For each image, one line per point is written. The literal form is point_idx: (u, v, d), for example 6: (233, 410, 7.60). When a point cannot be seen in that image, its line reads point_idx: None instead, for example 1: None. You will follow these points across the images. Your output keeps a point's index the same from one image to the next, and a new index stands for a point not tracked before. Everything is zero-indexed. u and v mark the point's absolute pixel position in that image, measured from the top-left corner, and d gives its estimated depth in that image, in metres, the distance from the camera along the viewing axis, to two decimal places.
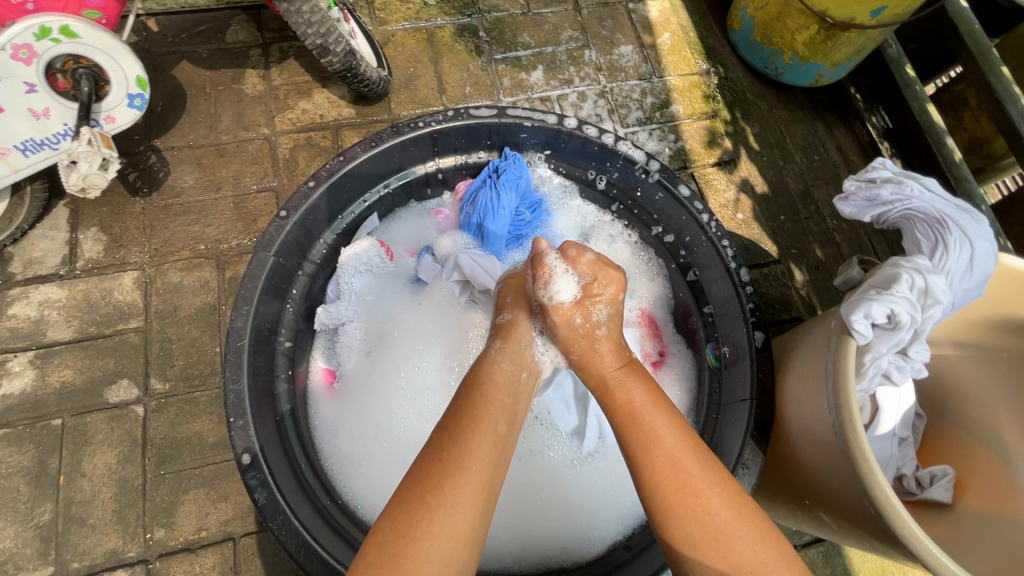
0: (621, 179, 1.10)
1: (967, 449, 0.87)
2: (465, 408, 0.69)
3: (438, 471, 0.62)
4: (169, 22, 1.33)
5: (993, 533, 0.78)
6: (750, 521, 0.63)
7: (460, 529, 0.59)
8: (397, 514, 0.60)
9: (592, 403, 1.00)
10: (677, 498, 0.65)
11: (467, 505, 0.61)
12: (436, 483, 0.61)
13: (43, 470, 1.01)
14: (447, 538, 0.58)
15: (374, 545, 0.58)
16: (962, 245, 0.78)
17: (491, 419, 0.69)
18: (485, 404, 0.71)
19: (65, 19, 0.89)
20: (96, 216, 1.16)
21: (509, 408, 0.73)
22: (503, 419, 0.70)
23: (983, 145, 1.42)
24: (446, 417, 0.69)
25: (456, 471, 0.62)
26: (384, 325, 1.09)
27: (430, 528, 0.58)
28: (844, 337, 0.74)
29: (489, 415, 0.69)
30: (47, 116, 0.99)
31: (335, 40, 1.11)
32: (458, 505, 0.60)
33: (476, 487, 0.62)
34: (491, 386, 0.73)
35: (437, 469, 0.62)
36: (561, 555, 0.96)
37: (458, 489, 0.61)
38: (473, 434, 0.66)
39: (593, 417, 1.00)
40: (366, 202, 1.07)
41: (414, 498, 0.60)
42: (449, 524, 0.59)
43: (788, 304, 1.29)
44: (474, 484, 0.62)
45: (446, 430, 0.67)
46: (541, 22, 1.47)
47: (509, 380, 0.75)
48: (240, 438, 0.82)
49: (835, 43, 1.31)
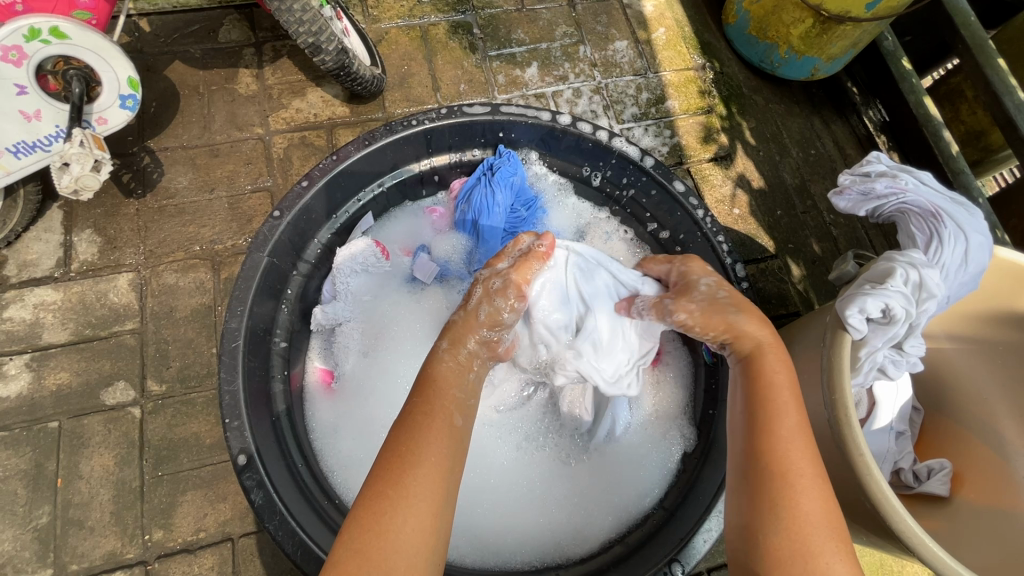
0: (615, 176, 1.10)
1: (965, 442, 0.87)
2: (421, 404, 0.68)
3: (398, 463, 0.61)
4: (161, 22, 1.32)
5: (992, 527, 0.78)
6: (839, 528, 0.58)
7: (422, 520, 0.58)
8: (363, 504, 0.58)
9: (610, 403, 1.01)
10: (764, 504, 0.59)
11: (428, 497, 0.59)
12: (399, 477, 0.59)
13: (40, 474, 1.01)
14: (411, 530, 0.57)
15: (341, 541, 0.57)
16: (957, 239, 0.78)
17: (448, 411, 0.68)
18: (437, 399, 0.69)
19: (53, 19, 0.89)
20: (91, 218, 1.16)
21: (464, 402, 0.71)
22: (459, 412, 0.69)
23: (980, 138, 1.42)
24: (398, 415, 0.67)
25: (413, 462, 0.61)
26: (381, 324, 1.09)
27: (393, 522, 0.57)
28: (839, 331, 0.74)
29: (442, 406, 0.68)
30: (38, 118, 0.98)
31: (327, 38, 1.10)
32: (421, 496, 0.59)
33: (433, 478, 0.61)
34: (443, 383, 0.72)
35: (396, 460, 0.61)
36: (555, 552, 0.96)
37: (415, 479, 0.60)
38: (429, 430, 0.64)
39: (608, 418, 1.02)
40: (360, 201, 1.06)
41: (376, 491, 0.59)
42: (406, 517, 0.57)
43: (785, 299, 1.29)
44: (430, 475, 0.61)
45: (400, 424, 0.65)
46: (536, 18, 1.47)
47: (458, 375, 0.74)
48: (235, 439, 0.82)
49: (830, 36, 1.31)
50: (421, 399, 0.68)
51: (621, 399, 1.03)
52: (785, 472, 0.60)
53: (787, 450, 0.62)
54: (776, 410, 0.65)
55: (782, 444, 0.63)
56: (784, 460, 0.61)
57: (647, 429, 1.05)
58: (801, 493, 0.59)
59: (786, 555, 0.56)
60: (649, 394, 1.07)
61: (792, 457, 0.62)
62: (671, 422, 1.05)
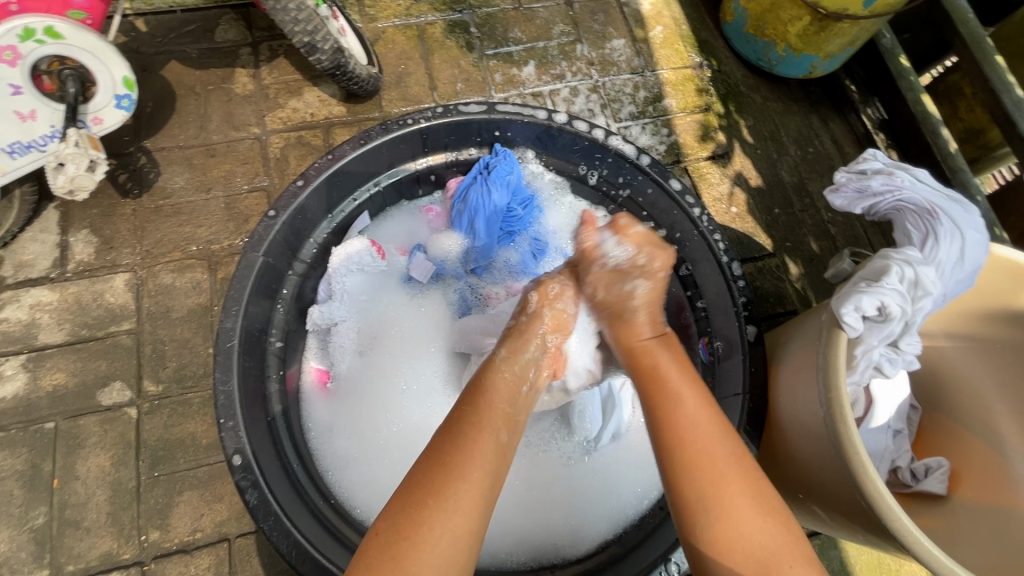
0: (611, 174, 1.10)
1: (962, 440, 0.87)
2: (470, 417, 0.68)
3: (440, 473, 0.61)
4: (157, 22, 1.32)
5: (989, 525, 0.77)
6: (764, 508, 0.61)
7: (457, 533, 0.58)
8: (400, 511, 0.59)
9: (616, 406, 1.01)
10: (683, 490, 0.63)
11: (466, 509, 0.59)
12: (440, 488, 0.60)
13: (36, 474, 1.01)
14: (445, 542, 0.57)
15: (376, 546, 0.57)
16: (953, 237, 0.77)
17: (496, 427, 0.68)
18: (487, 413, 0.69)
19: (48, 19, 0.88)
20: (87, 218, 1.16)
21: (511, 417, 0.71)
22: (506, 427, 0.69)
23: (979, 135, 1.42)
24: (449, 424, 0.67)
25: (455, 474, 0.61)
26: (377, 324, 1.09)
27: (431, 533, 0.57)
28: (834, 330, 0.74)
29: (491, 422, 0.68)
30: (34, 119, 0.98)
31: (323, 37, 1.10)
32: (459, 509, 0.59)
33: (474, 492, 0.61)
34: (495, 396, 0.72)
35: (438, 470, 0.61)
36: (550, 552, 0.96)
37: (457, 491, 0.60)
38: (476, 443, 0.65)
39: (613, 422, 1.01)
40: (356, 200, 1.06)
41: (416, 500, 0.59)
42: (443, 528, 0.58)
43: (782, 298, 1.29)
44: (472, 488, 0.61)
45: (448, 434, 0.66)
46: (532, 17, 1.46)
47: (512, 389, 0.74)
48: (230, 440, 0.82)
49: (828, 34, 1.30)
50: (470, 410, 0.69)
51: (624, 402, 1.03)
52: (716, 487, 0.62)
53: (711, 461, 0.64)
54: (685, 420, 0.67)
55: (709, 456, 0.64)
56: (713, 472, 0.63)
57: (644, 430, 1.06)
58: (726, 491, 0.62)
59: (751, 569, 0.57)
60: None
61: (712, 467, 0.63)
62: None
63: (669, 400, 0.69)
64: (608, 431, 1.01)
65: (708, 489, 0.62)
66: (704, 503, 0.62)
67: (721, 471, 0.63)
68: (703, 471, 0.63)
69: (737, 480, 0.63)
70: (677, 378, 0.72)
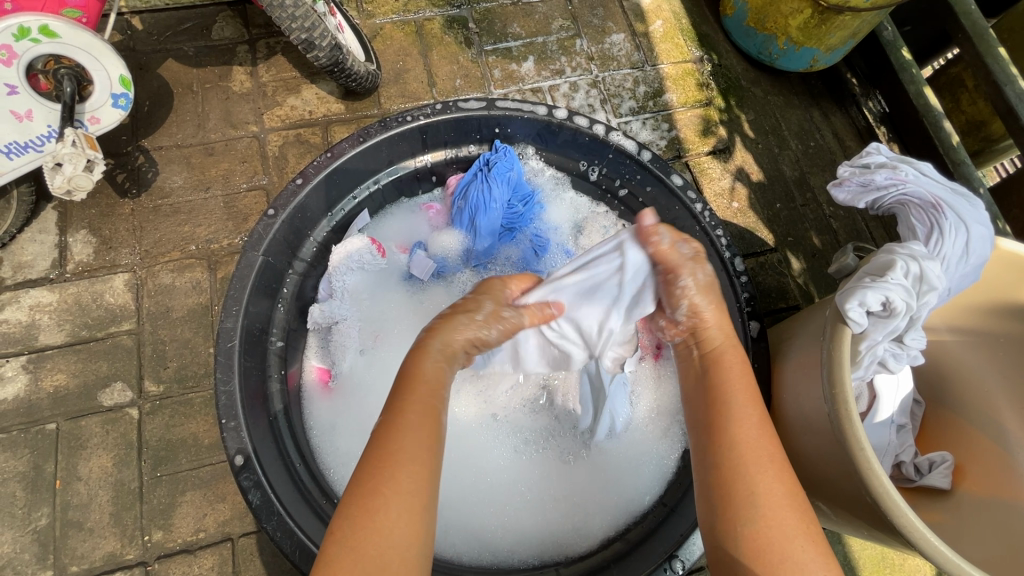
0: (611, 170, 1.09)
1: (967, 435, 0.86)
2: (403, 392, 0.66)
3: (383, 461, 0.59)
4: (153, 19, 1.31)
5: (994, 519, 0.77)
6: (798, 507, 0.60)
7: (412, 514, 0.57)
8: (347, 500, 0.57)
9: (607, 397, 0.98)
10: (720, 494, 0.63)
11: (416, 488, 0.58)
12: (390, 472, 0.58)
13: (39, 476, 1.01)
14: (398, 526, 0.56)
15: (335, 540, 0.55)
16: (957, 230, 0.77)
17: (432, 403, 0.66)
18: (416, 398, 0.65)
19: (43, 18, 0.87)
20: (85, 218, 1.15)
21: (444, 391, 0.69)
22: (443, 402, 0.67)
23: (981, 128, 1.41)
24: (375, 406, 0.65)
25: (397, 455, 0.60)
26: (379, 322, 1.08)
27: (388, 517, 0.56)
28: (838, 325, 0.73)
29: (427, 399, 0.66)
30: (30, 118, 0.97)
31: (320, 34, 1.09)
32: (410, 491, 0.58)
33: (419, 470, 0.59)
34: (425, 373, 0.69)
35: (383, 457, 0.59)
36: (552, 550, 0.96)
37: (407, 474, 0.59)
38: (414, 420, 0.63)
39: (607, 414, 0.99)
40: (356, 198, 1.05)
41: (369, 489, 0.57)
42: (398, 510, 0.57)
43: (784, 293, 1.28)
44: (415, 469, 0.59)
45: (382, 416, 0.63)
46: (531, 12, 1.45)
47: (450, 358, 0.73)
48: (232, 440, 0.82)
49: (829, 27, 1.29)
50: (407, 391, 0.66)
51: (618, 395, 1.01)
52: (748, 468, 0.63)
53: (751, 445, 0.64)
54: (736, 407, 0.68)
55: (746, 442, 0.65)
56: (750, 457, 0.63)
57: (648, 427, 1.05)
58: (760, 491, 0.61)
59: (760, 552, 0.57)
60: (649, 392, 1.07)
61: (756, 451, 0.64)
62: (672, 419, 1.04)
63: (729, 403, 0.69)
64: (602, 426, 1.00)
65: (745, 490, 0.61)
66: (741, 504, 0.61)
67: (762, 472, 0.62)
68: (742, 454, 0.64)
69: (773, 477, 0.62)
70: (737, 382, 0.72)
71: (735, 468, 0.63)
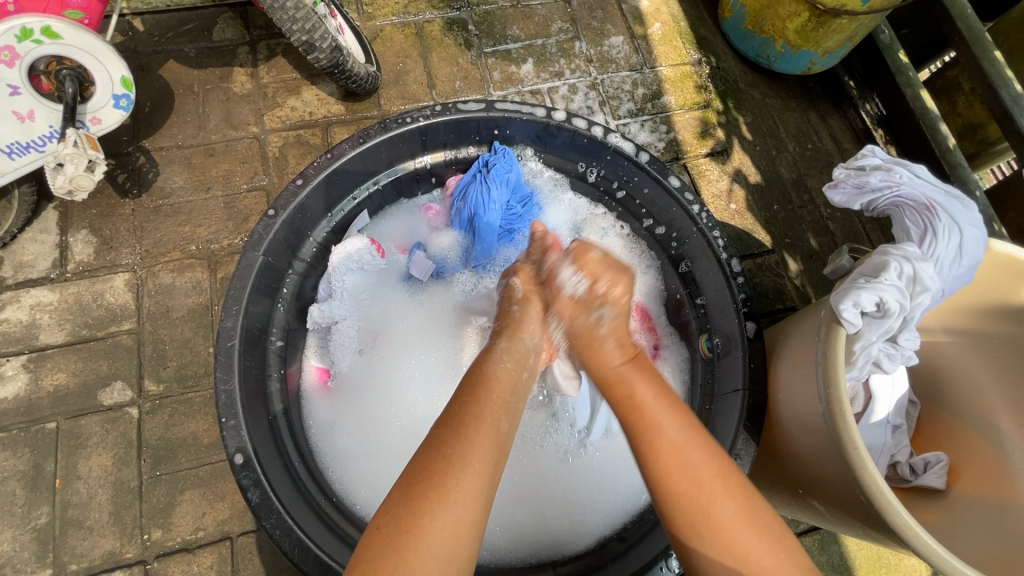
0: (609, 171, 1.10)
1: (962, 435, 0.87)
2: (470, 406, 0.67)
3: (439, 465, 0.61)
4: (155, 21, 1.31)
5: (988, 518, 0.77)
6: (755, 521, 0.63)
7: (459, 526, 0.58)
8: (401, 504, 0.59)
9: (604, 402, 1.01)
10: (679, 516, 0.64)
11: (468, 500, 0.60)
12: (442, 478, 0.60)
13: (39, 474, 1.01)
14: (446, 535, 0.57)
15: (378, 538, 0.57)
16: (951, 231, 0.77)
17: (495, 416, 0.67)
18: (485, 406, 0.68)
19: (46, 19, 0.88)
20: (86, 218, 1.16)
21: (511, 405, 0.71)
22: (506, 417, 0.69)
23: (977, 131, 1.42)
24: (447, 411, 0.67)
25: (459, 465, 0.61)
26: (378, 321, 1.10)
27: (432, 524, 0.57)
28: (833, 325, 0.74)
29: (491, 411, 0.67)
30: (32, 119, 0.98)
31: (321, 36, 1.10)
32: (460, 501, 0.59)
33: (475, 485, 0.60)
34: (496, 382, 0.71)
35: (439, 461, 0.61)
36: (550, 549, 0.96)
37: (460, 485, 0.60)
38: (478, 428, 0.65)
39: (603, 416, 1.01)
40: (355, 199, 1.06)
41: (419, 493, 0.59)
42: (446, 521, 0.58)
43: (782, 294, 1.29)
44: (473, 481, 0.61)
45: (448, 421, 0.66)
46: (531, 14, 1.46)
47: (513, 378, 0.74)
48: (232, 438, 0.83)
49: (826, 30, 1.30)
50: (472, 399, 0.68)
51: None
52: (693, 489, 0.64)
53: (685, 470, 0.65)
54: (658, 427, 0.68)
55: (683, 466, 0.65)
56: (688, 480, 0.65)
57: None
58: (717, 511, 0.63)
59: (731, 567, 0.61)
60: None
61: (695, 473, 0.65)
62: None
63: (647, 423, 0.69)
64: (598, 427, 1.02)
65: (701, 511, 0.63)
66: (700, 527, 0.63)
67: (709, 496, 0.64)
68: (682, 479, 0.65)
69: (723, 497, 0.64)
70: (648, 398, 0.71)
71: (682, 495, 0.64)
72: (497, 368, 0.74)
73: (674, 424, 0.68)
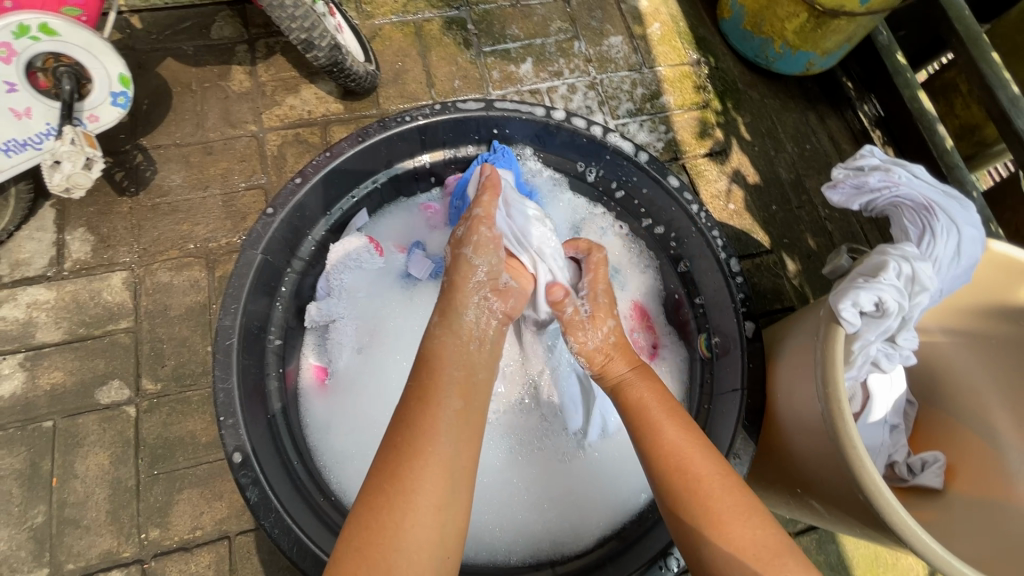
0: (608, 171, 1.10)
1: (959, 435, 0.87)
2: (418, 392, 0.69)
3: (396, 462, 0.62)
4: (153, 19, 1.31)
5: (986, 518, 0.78)
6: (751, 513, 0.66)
7: (428, 513, 0.59)
8: (364, 502, 0.60)
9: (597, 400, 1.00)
10: (685, 511, 0.67)
11: (433, 486, 0.61)
12: (399, 472, 0.61)
13: (35, 473, 1.01)
14: (419, 523, 0.59)
15: (344, 541, 0.58)
16: (949, 232, 0.78)
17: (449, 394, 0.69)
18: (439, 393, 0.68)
19: (44, 17, 0.88)
20: (83, 216, 1.15)
21: (466, 381, 0.72)
22: (460, 392, 0.70)
23: (974, 132, 1.43)
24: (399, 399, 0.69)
25: (412, 455, 0.62)
26: (374, 320, 1.09)
27: (398, 517, 0.59)
28: (832, 325, 0.74)
29: (442, 390, 0.69)
30: (29, 116, 0.97)
31: (320, 34, 1.10)
32: (423, 489, 0.60)
33: (437, 470, 0.62)
34: (441, 360, 0.73)
35: (395, 454, 0.63)
36: (549, 549, 0.96)
37: (419, 475, 0.61)
38: (427, 414, 0.66)
39: (597, 416, 1.01)
40: (354, 198, 1.06)
41: (377, 488, 0.60)
42: (421, 511, 0.59)
43: (780, 294, 1.29)
44: (434, 467, 0.62)
45: (400, 410, 0.67)
46: (530, 14, 1.46)
47: (461, 354, 0.75)
48: (230, 437, 0.82)
49: (824, 31, 1.30)
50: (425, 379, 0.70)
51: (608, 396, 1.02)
52: (696, 485, 0.68)
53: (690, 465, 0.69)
54: (664, 432, 0.73)
55: (688, 465, 0.69)
56: (689, 477, 0.68)
57: None
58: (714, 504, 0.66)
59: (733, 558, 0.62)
60: None
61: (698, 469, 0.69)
62: None
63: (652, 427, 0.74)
64: (593, 426, 1.01)
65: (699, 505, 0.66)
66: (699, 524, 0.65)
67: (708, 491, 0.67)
68: (686, 477, 0.68)
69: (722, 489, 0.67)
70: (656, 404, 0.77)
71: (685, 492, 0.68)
72: (442, 345, 0.75)
73: (674, 429, 0.74)
